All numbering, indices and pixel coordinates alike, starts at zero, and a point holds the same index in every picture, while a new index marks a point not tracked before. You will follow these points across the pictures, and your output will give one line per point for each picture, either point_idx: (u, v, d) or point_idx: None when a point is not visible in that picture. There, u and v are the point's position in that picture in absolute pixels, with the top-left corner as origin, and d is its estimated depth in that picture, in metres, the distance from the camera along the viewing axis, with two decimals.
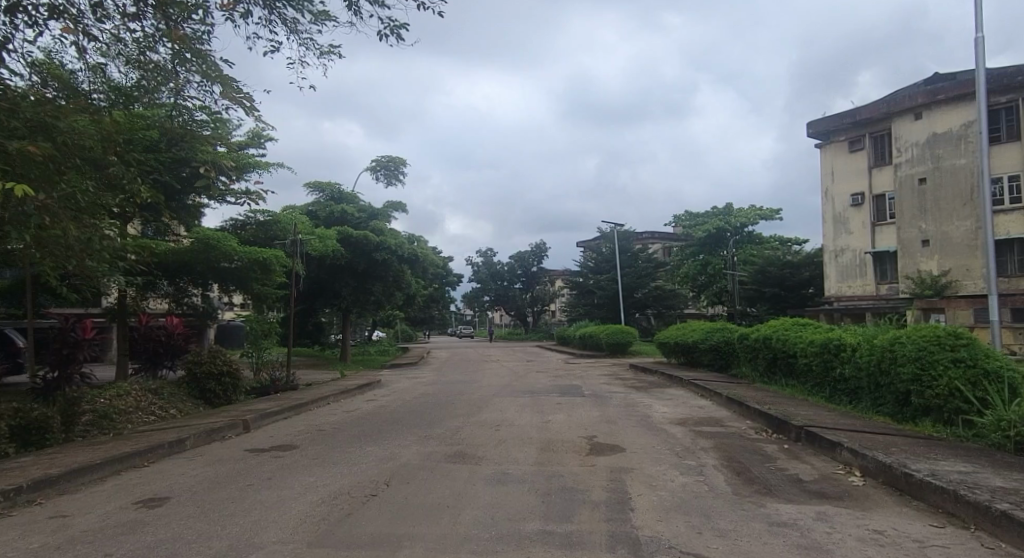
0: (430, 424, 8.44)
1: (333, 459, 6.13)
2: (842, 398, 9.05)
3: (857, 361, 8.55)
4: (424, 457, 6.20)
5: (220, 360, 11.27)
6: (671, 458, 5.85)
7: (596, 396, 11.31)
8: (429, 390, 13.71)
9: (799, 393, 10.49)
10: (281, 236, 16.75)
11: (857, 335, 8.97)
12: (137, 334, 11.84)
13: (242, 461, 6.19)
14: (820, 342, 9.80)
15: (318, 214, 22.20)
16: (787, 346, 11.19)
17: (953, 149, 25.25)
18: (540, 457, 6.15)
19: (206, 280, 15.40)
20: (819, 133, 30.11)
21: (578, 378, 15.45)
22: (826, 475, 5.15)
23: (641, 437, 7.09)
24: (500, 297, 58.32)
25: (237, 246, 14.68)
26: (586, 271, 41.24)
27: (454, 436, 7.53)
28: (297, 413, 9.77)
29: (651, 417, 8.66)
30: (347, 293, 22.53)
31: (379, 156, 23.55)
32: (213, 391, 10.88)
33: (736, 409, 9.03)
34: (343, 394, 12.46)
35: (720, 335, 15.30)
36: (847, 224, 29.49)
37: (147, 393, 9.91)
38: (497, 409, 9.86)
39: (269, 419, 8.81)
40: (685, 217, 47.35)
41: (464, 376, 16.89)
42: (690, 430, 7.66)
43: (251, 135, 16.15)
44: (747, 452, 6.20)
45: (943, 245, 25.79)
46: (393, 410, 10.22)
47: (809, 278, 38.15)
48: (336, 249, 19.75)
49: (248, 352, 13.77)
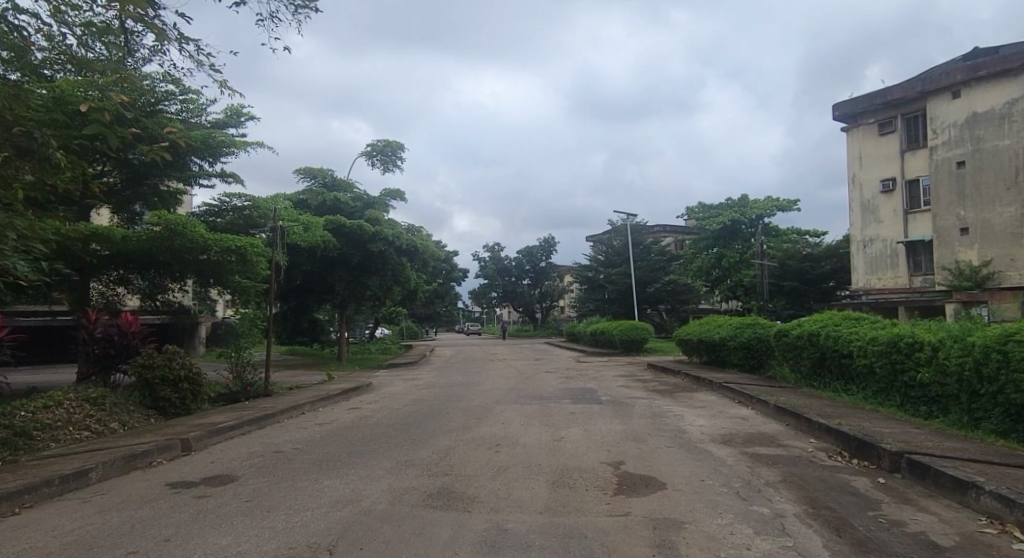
0: (415, 444, 6.89)
1: (271, 501, 4.57)
2: (921, 409, 7.35)
3: (942, 363, 6.89)
4: (396, 498, 4.63)
5: (177, 364, 10.02)
6: (732, 503, 4.20)
7: (616, 403, 9.72)
8: (424, 395, 12.13)
9: (858, 399, 8.81)
10: (259, 223, 15.42)
11: (939, 331, 7.28)
12: (86, 335, 10.34)
13: (152, 503, 4.66)
14: (886, 340, 8.10)
15: (309, 204, 20.70)
16: (840, 345, 9.54)
17: (997, 128, 23.36)
18: (550, 499, 4.52)
19: (179, 271, 14.21)
20: (843, 116, 28.41)
21: (592, 380, 13.83)
22: (971, 538, 3.47)
23: (684, 465, 5.43)
24: (508, 293, 56.64)
25: (208, 234, 13.34)
26: (597, 266, 39.52)
27: (441, 461, 6.00)
28: (257, 426, 8.42)
29: (687, 434, 7.03)
30: (341, 288, 20.90)
31: (375, 141, 21.99)
32: (169, 399, 9.70)
33: (791, 422, 7.38)
34: (323, 400, 11.05)
35: (751, 332, 13.67)
36: (877, 211, 27.67)
37: (83, 403, 8.55)
38: (498, 421, 8.28)
39: (217, 438, 7.43)
40: (699, 209, 45.62)
41: (466, 378, 15.33)
42: (742, 453, 6.01)
43: (229, 114, 16.03)
44: (836, 493, 4.53)
45: (985, 232, 23.89)
46: (376, 423, 8.65)
47: (830, 271, 36.46)
48: (325, 239, 18.23)
49: (226, 352, 12.26)
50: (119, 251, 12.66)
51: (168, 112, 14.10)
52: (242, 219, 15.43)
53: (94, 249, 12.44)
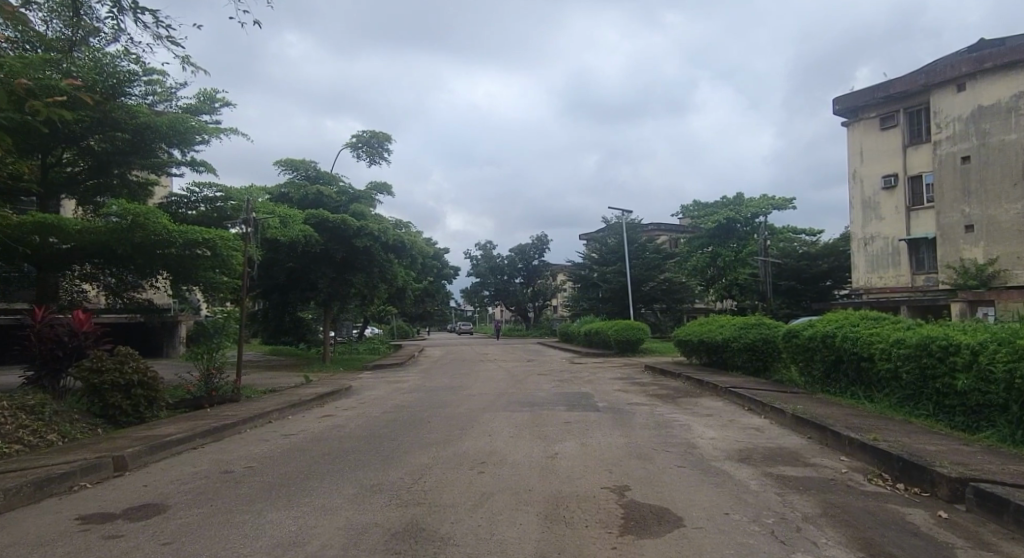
0: (385, 462, 6.02)
1: (195, 544, 3.68)
2: (956, 422, 6.54)
3: (981, 369, 6.07)
4: (351, 538, 3.76)
5: (129, 367, 9.08)
6: (770, 549, 3.33)
7: (614, 410, 8.87)
8: (406, 400, 11.25)
9: (882, 408, 8.00)
10: (231, 216, 14.58)
11: (978, 333, 6.47)
12: (31, 335, 9.40)
13: (47, 545, 3.76)
14: (914, 342, 7.29)
15: (290, 197, 19.72)
16: (859, 348, 8.73)
17: (1003, 122, 22.80)
18: (542, 540, 3.65)
19: (143, 264, 13.31)
20: (843, 110, 27.84)
21: (587, 383, 13.01)
22: None
23: (702, 495, 4.56)
24: (500, 292, 55.71)
25: (173, 225, 12.42)
26: (590, 264, 38.78)
27: (414, 485, 5.16)
28: (206, 440, 7.55)
29: (698, 450, 6.19)
30: (323, 285, 19.94)
31: (360, 131, 21.03)
32: (120, 407, 8.80)
33: (814, 435, 6.56)
34: (292, 408, 10.17)
35: (756, 333, 12.90)
36: (878, 208, 27.07)
37: (17, 412, 7.64)
38: (485, 433, 7.43)
39: (159, 456, 6.64)
40: (694, 208, 45.02)
41: (454, 381, 14.46)
42: (766, 475, 5.15)
43: (202, 99, 15.26)
44: (893, 532, 3.67)
45: (990, 229, 23.31)
46: (346, 436, 7.77)
47: (828, 270, 35.84)
48: (305, 232, 17.29)
49: (195, 353, 11.35)
50: (73, 242, 11.76)
51: (133, 96, 13.35)
52: (213, 211, 14.63)
53: (47, 238, 11.51)
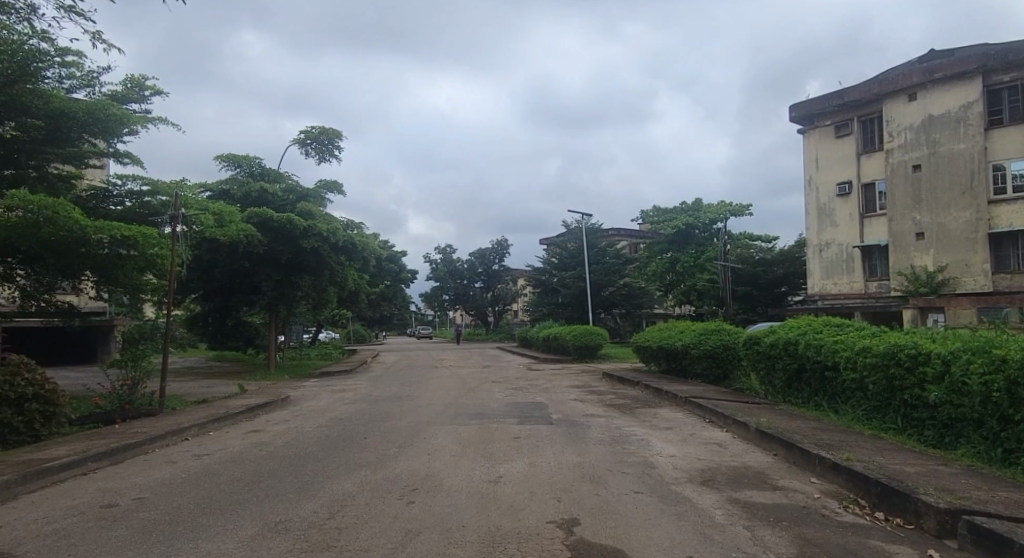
0: (302, 491, 5.17)
1: None
2: (929, 437, 6.16)
3: (953, 380, 5.68)
4: None
5: (23, 380, 7.93)
6: None
7: (568, 423, 8.22)
8: (346, 412, 10.34)
9: (846, 421, 7.62)
10: (159, 213, 13.56)
11: (949, 341, 6.10)
12: None
13: None
14: (881, 351, 6.89)
15: (232, 194, 18.45)
16: (823, 356, 8.36)
17: (951, 132, 23.47)
18: None
19: (57, 261, 11.99)
20: (801, 117, 28.30)
21: (542, 391, 12.38)
22: None
23: (661, 531, 3.92)
24: (459, 296, 54.72)
25: (87, 220, 11.10)
26: (551, 268, 38.37)
27: (329, 522, 4.34)
28: (98, 464, 6.47)
29: (658, 471, 5.58)
30: (267, 288, 18.81)
31: (309, 127, 19.90)
32: (11, 425, 7.60)
33: (780, 452, 6.07)
34: (215, 422, 9.13)
35: (716, 339, 12.55)
36: (833, 215, 27.56)
37: None
38: (426, 451, 6.66)
39: (34, 485, 5.57)
40: (654, 213, 45.29)
41: (402, 389, 13.59)
42: (732, 502, 4.56)
43: (129, 86, 13.98)
44: None
45: (939, 237, 23.96)
46: (267, 457, 6.84)
47: (783, 276, 36.46)
48: (245, 231, 16.17)
49: (120, 359, 10.17)
50: None
51: (47, 81, 12.18)
52: (141, 206, 13.57)
53: None
